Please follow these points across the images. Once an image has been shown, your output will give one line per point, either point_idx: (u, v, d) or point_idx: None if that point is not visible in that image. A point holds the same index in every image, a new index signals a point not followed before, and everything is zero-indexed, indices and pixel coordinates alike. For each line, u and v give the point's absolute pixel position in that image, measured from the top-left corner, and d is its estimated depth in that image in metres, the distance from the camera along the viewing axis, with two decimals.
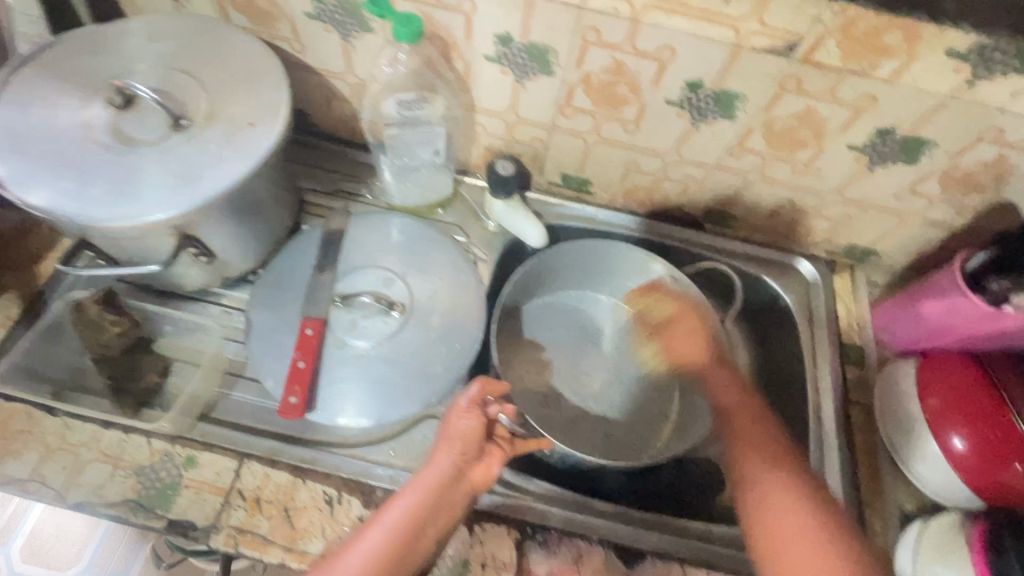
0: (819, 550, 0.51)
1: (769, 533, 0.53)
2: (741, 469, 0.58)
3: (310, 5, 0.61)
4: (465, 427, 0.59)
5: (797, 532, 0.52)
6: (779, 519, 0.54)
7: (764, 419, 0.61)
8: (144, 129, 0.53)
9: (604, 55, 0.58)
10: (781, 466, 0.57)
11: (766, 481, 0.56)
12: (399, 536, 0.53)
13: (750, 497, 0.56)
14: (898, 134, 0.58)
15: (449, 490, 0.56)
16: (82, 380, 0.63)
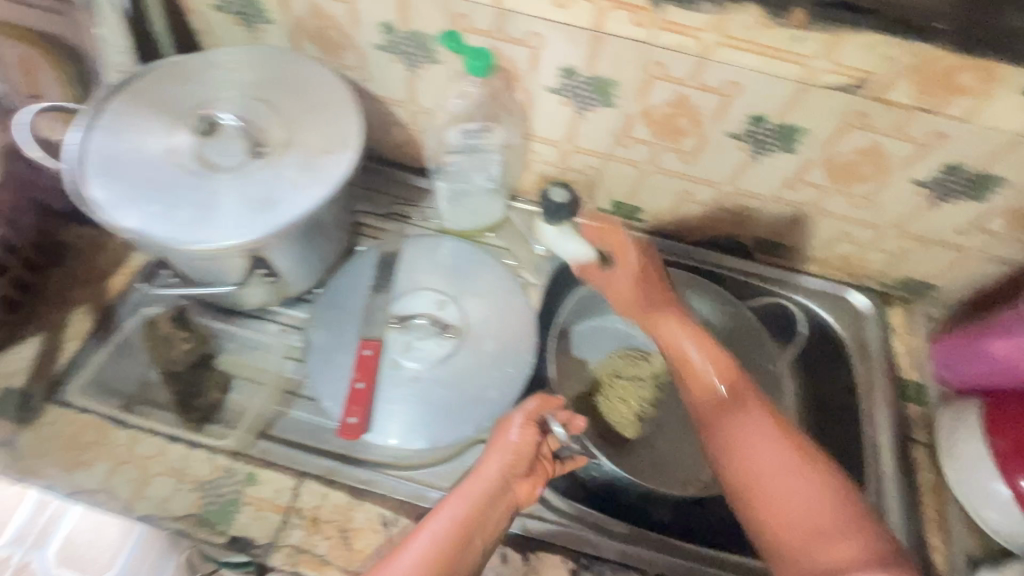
0: (794, 473, 0.52)
1: (753, 477, 0.53)
2: (710, 415, 0.58)
3: (381, 38, 0.64)
4: (522, 440, 0.57)
5: (777, 469, 0.52)
6: (757, 458, 0.53)
7: (711, 354, 0.62)
8: (225, 155, 0.55)
9: (668, 89, 0.59)
10: (743, 403, 0.57)
11: (733, 425, 0.56)
12: (446, 546, 0.48)
13: (724, 446, 0.56)
14: (966, 171, 0.58)
15: (495, 502, 0.53)
16: (148, 394, 0.65)
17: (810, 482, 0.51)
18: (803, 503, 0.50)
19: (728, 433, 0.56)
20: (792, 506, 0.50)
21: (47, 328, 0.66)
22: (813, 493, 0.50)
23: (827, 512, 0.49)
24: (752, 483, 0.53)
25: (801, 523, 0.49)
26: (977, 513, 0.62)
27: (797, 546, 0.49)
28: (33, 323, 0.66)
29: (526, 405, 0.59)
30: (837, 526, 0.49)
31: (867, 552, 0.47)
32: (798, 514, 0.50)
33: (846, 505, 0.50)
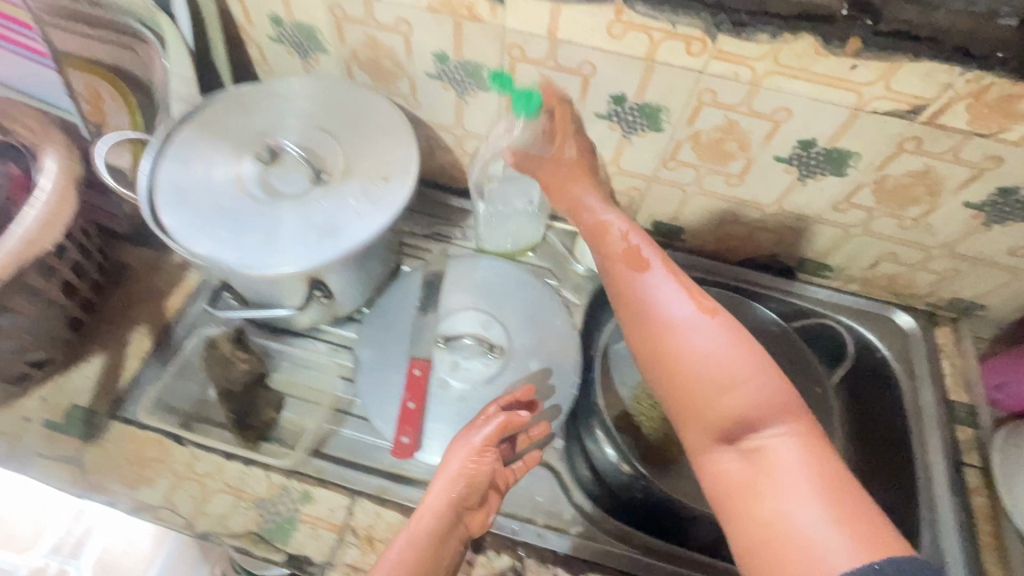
0: (712, 345, 0.45)
1: (661, 341, 0.47)
2: (619, 288, 0.51)
3: (433, 66, 0.66)
4: (478, 466, 0.55)
5: (690, 340, 0.45)
6: (661, 324, 0.47)
7: (632, 230, 0.54)
8: (288, 183, 0.58)
9: (717, 114, 0.60)
10: (658, 276, 0.50)
11: (635, 294, 0.50)
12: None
13: (635, 321, 0.49)
14: (1021, 194, 0.58)
15: (446, 538, 0.53)
16: (205, 411, 0.66)
17: (714, 337, 0.45)
18: (722, 369, 0.44)
19: (630, 302, 0.50)
20: (701, 366, 0.45)
21: (110, 347, 0.68)
22: (733, 361, 0.44)
23: (730, 360, 0.44)
24: (661, 350, 0.47)
25: (711, 382, 0.44)
26: None
27: (697, 402, 0.45)
28: (97, 342, 0.68)
29: (481, 432, 0.57)
30: (735, 382, 0.44)
31: (775, 401, 0.43)
32: (699, 369, 0.45)
33: (763, 355, 0.45)
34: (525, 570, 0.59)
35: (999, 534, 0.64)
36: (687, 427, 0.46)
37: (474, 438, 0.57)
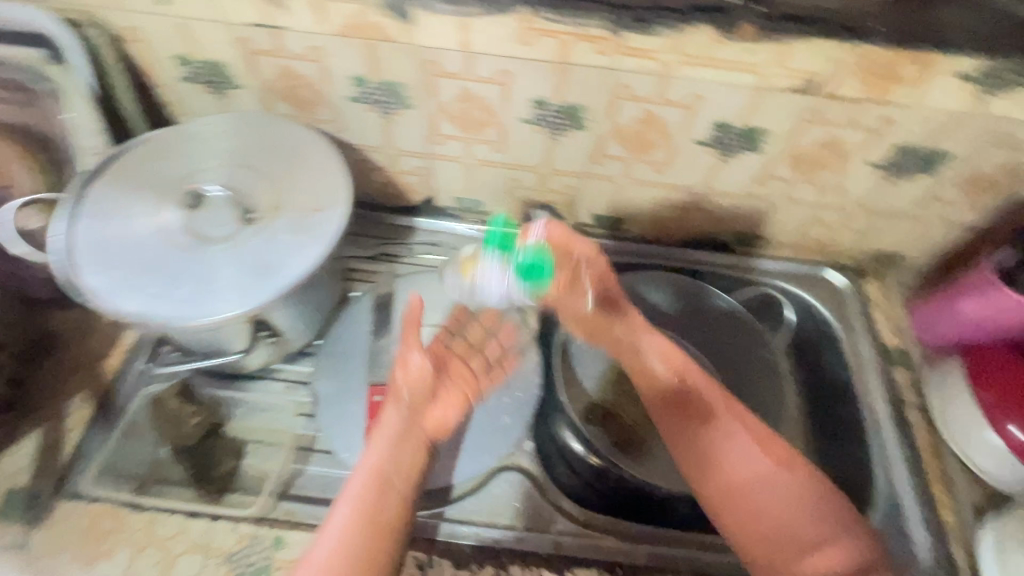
0: (780, 500, 0.57)
1: (735, 491, 0.58)
2: (702, 442, 0.60)
3: (353, 90, 0.65)
4: (415, 371, 0.60)
5: (756, 489, 0.57)
6: (734, 459, 0.59)
7: (694, 378, 0.63)
8: (217, 227, 0.56)
9: (636, 108, 0.62)
10: (727, 425, 0.60)
11: (699, 435, 0.61)
12: (368, 499, 0.54)
13: (706, 469, 0.60)
14: (917, 148, 0.62)
15: (402, 438, 0.58)
16: (162, 472, 0.64)
17: (783, 491, 0.57)
18: (785, 520, 0.56)
19: (698, 448, 0.60)
20: (759, 501, 0.57)
21: (47, 419, 0.64)
22: (797, 519, 0.56)
23: (795, 521, 0.56)
24: (734, 498, 0.58)
25: (768, 525, 0.56)
26: (978, 464, 0.66)
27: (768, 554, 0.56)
28: (32, 417, 0.64)
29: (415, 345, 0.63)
30: (796, 513, 0.56)
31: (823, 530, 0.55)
32: (770, 528, 0.56)
33: (806, 497, 0.57)
34: None
35: (945, 464, 0.69)
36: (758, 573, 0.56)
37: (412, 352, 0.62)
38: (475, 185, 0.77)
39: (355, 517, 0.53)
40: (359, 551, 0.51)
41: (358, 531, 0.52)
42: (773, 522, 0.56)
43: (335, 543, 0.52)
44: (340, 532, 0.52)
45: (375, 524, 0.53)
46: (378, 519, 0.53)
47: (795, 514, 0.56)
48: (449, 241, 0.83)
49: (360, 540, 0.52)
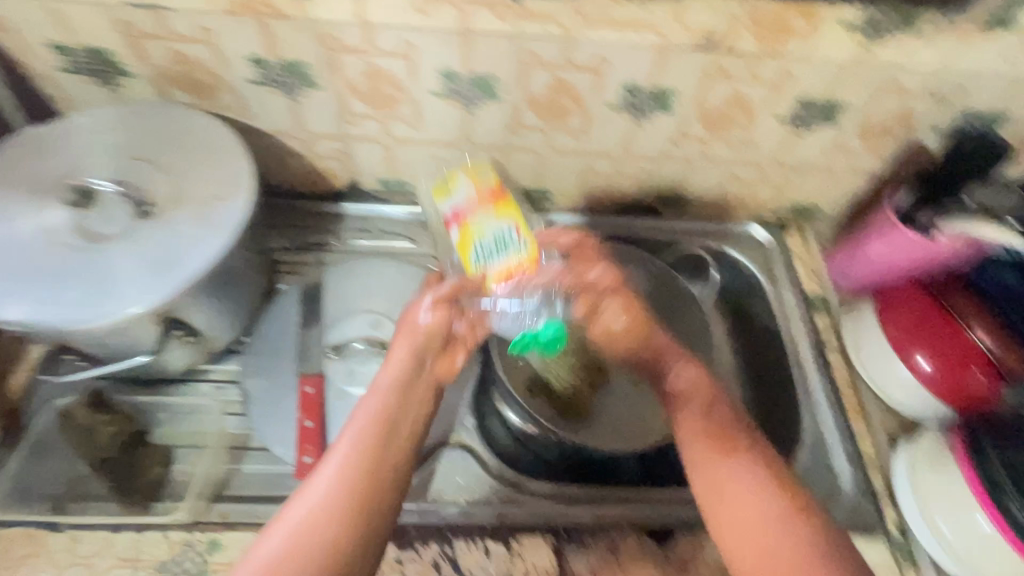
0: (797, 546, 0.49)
1: (745, 524, 0.51)
2: (714, 462, 0.55)
3: (253, 72, 0.62)
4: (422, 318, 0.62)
5: (769, 525, 0.50)
6: (737, 480, 0.53)
7: (720, 402, 0.59)
8: (110, 223, 0.53)
9: (545, 75, 0.62)
10: (745, 458, 0.55)
11: (715, 448, 0.55)
12: (367, 448, 0.53)
13: (715, 490, 0.54)
14: (816, 100, 0.65)
15: (405, 386, 0.58)
16: (81, 488, 0.60)
17: (803, 536, 0.49)
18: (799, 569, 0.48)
19: (702, 453, 0.56)
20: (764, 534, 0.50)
21: None
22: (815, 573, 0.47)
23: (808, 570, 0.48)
24: (741, 530, 0.51)
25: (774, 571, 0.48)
26: (890, 394, 0.72)
27: None
28: None
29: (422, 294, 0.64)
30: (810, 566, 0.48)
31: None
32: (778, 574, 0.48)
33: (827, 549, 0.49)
34: (455, 552, 0.59)
35: (863, 400, 0.74)
36: None
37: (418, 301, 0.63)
38: (398, 166, 0.76)
39: (352, 469, 0.51)
40: (352, 506, 0.49)
41: (353, 484, 0.50)
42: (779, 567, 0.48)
43: (325, 494, 0.49)
44: (334, 482, 0.50)
45: (372, 478, 0.51)
46: (378, 474, 0.52)
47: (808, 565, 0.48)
48: (378, 225, 0.81)
49: (347, 503, 0.49)
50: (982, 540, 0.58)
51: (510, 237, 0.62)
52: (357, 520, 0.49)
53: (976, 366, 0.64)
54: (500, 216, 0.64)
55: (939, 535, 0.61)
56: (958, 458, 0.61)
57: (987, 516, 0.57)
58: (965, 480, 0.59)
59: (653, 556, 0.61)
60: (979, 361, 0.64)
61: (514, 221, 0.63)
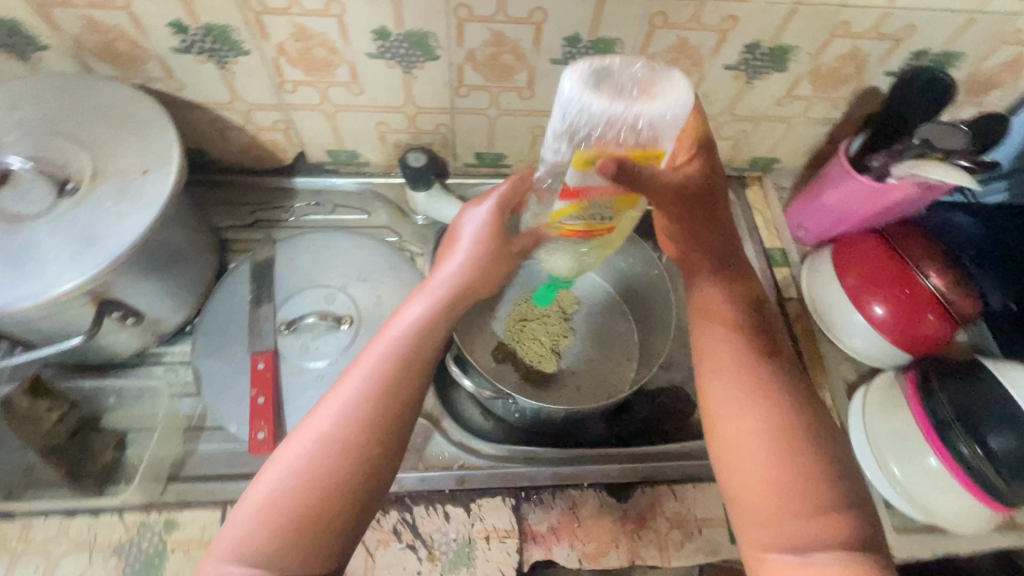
0: (811, 450, 0.49)
1: (775, 428, 0.50)
2: (747, 364, 0.53)
3: (175, 39, 0.59)
4: (473, 240, 0.60)
5: (792, 428, 0.50)
6: (740, 388, 0.52)
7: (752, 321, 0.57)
8: (27, 203, 0.50)
9: (481, 29, 0.59)
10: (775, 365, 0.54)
11: (724, 351, 0.55)
12: (399, 365, 0.50)
13: (750, 390, 0.52)
14: (764, 46, 0.63)
15: (444, 309, 0.55)
16: (32, 477, 0.57)
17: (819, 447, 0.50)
18: (812, 470, 0.48)
19: (710, 356, 0.55)
20: (751, 440, 0.50)
21: None
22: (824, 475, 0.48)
23: (815, 471, 0.48)
24: (771, 432, 0.50)
25: (792, 469, 0.48)
26: (847, 344, 0.73)
27: (778, 494, 0.48)
28: None
29: (471, 214, 0.62)
30: (788, 487, 0.48)
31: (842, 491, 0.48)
32: (790, 472, 0.48)
33: (834, 455, 0.50)
34: (415, 519, 0.60)
35: (820, 349, 0.75)
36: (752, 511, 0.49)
37: (467, 221, 0.62)
38: (344, 135, 0.73)
39: (378, 388, 0.48)
40: (374, 425, 0.47)
41: (378, 404, 0.48)
42: (754, 474, 0.49)
43: (348, 410, 0.47)
44: (355, 400, 0.48)
45: (399, 401, 0.48)
46: (403, 398, 0.49)
47: (779, 484, 0.48)
48: (331, 198, 0.80)
49: (370, 425, 0.47)
50: (929, 477, 0.62)
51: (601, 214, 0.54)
52: (380, 442, 0.46)
53: (929, 311, 0.66)
54: (614, 208, 0.52)
55: (889, 477, 0.65)
56: (910, 399, 0.64)
57: (936, 456, 0.61)
58: (918, 425, 0.62)
59: (612, 511, 0.62)
60: (932, 305, 0.65)
61: (624, 211, 0.53)
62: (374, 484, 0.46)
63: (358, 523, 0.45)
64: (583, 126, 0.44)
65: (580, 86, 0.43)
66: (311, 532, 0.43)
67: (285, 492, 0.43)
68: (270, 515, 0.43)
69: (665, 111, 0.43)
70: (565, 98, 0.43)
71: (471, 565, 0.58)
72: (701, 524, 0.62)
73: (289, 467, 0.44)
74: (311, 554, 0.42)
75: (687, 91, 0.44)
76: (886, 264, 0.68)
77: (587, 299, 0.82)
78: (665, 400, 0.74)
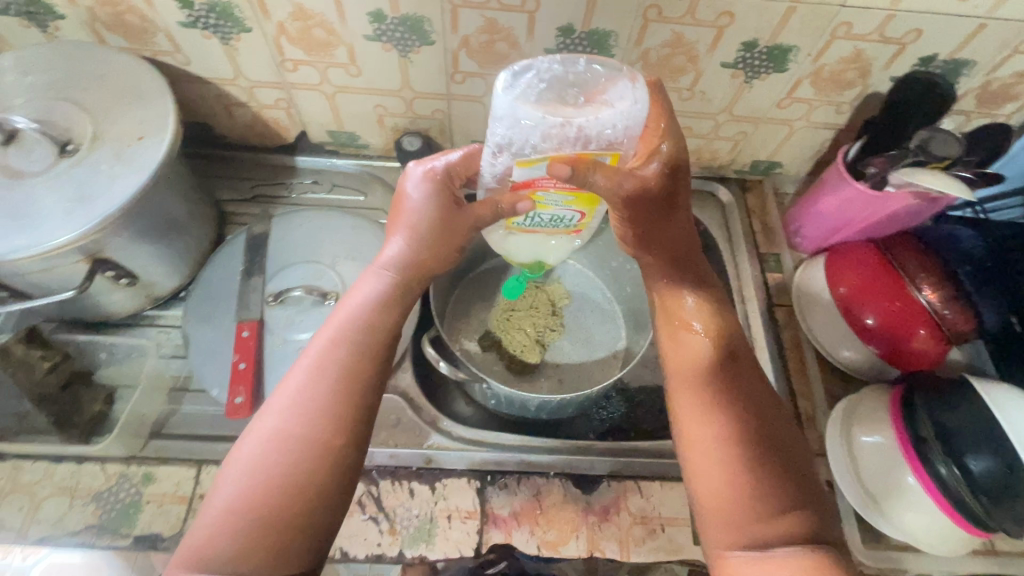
0: (761, 458, 0.48)
1: (719, 441, 0.49)
2: (693, 377, 0.53)
3: (181, 14, 0.61)
4: (421, 214, 0.57)
5: (738, 437, 0.49)
6: (697, 404, 0.52)
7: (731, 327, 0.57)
8: (31, 161, 0.54)
9: (475, 16, 0.60)
10: (735, 370, 0.53)
11: (704, 359, 0.54)
12: (345, 354, 0.51)
13: (698, 406, 0.51)
14: (762, 45, 0.62)
15: (397, 300, 0.56)
16: (26, 423, 0.63)
17: (766, 455, 0.48)
18: (762, 479, 0.47)
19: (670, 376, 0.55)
20: (706, 460, 0.49)
21: None
22: (777, 484, 0.47)
23: (768, 482, 0.47)
24: (715, 446, 0.49)
25: (741, 480, 0.48)
26: (836, 356, 0.71)
27: (732, 508, 0.47)
28: None
29: (417, 179, 0.58)
30: (745, 499, 0.47)
31: (797, 501, 0.47)
32: (742, 484, 0.47)
33: (783, 462, 0.49)
34: (381, 493, 0.62)
35: (806, 358, 0.73)
36: (711, 529, 0.48)
37: (412, 189, 0.58)
38: (343, 116, 0.75)
39: (325, 381, 0.49)
40: (324, 416, 0.48)
41: (330, 401, 0.49)
42: (709, 495, 0.48)
43: (295, 406, 0.48)
44: (303, 397, 0.49)
45: (350, 392, 0.49)
46: (356, 392, 0.50)
47: (732, 504, 0.47)
48: (331, 177, 0.82)
49: (322, 422, 0.48)
50: (904, 496, 0.60)
51: (567, 218, 0.57)
52: (333, 438, 0.47)
53: (922, 327, 0.63)
54: (572, 206, 0.54)
55: (863, 493, 0.63)
56: (892, 415, 0.62)
57: (913, 474, 0.59)
58: (897, 443, 0.60)
59: (575, 502, 0.63)
60: (925, 320, 0.63)
61: (584, 210, 0.55)
62: (326, 469, 0.46)
63: (321, 511, 0.46)
64: (522, 137, 0.48)
65: (514, 101, 0.48)
66: (268, 532, 0.44)
67: (241, 496, 0.45)
68: (227, 519, 0.44)
69: (604, 124, 0.48)
70: (500, 111, 0.48)
71: (431, 542, 0.60)
72: (665, 522, 0.62)
73: (243, 473, 0.46)
74: (279, 548, 0.44)
75: (631, 106, 0.49)
76: (880, 274, 0.66)
77: (577, 292, 0.81)
78: (645, 399, 0.74)
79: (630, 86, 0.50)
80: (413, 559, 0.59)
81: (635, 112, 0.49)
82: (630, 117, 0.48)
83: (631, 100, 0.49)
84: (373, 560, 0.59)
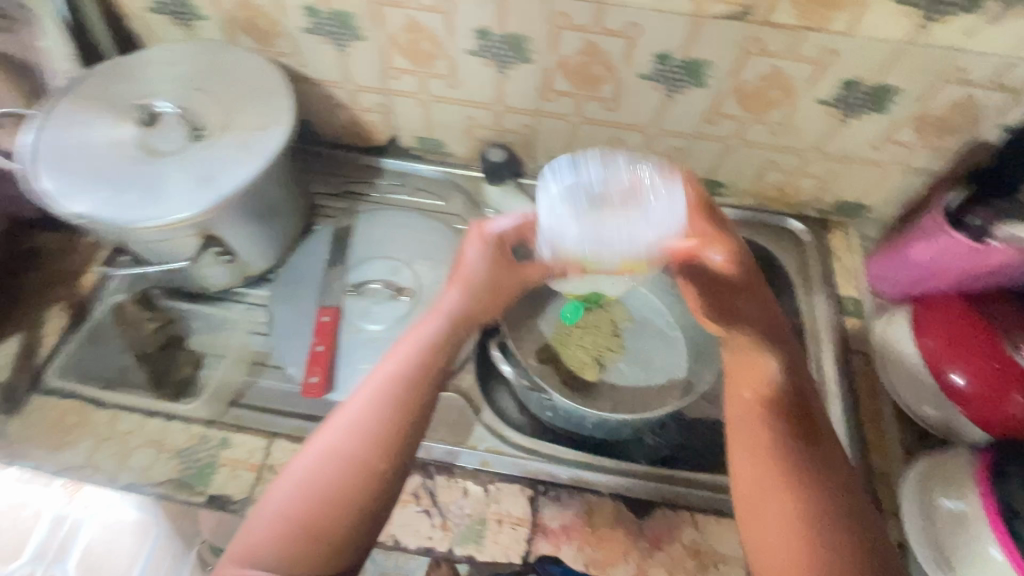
0: (817, 540, 0.46)
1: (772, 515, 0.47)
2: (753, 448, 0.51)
3: (307, 22, 0.67)
4: (478, 270, 0.59)
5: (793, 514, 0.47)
6: (752, 466, 0.50)
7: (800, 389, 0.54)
8: (168, 142, 0.60)
9: (576, 38, 0.63)
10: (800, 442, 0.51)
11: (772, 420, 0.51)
12: (402, 382, 0.52)
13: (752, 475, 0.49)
14: (863, 84, 0.62)
15: (456, 333, 0.57)
16: (125, 376, 0.70)
17: (823, 537, 0.46)
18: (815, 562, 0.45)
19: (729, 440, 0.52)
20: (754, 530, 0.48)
21: (28, 326, 0.71)
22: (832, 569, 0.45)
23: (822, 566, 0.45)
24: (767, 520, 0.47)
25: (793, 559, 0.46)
26: (918, 412, 0.67)
27: None
28: (15, 323, 0.71)
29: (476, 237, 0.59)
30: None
31: None
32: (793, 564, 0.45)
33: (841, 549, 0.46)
34: (435, 487, 0.63)
35: (882, 410, 0.70)
36: None
37: (470, 247, 0.59)
38: (434, 124, 0.79)
39: (380, 407, 0.51)
40: (377, 440, 0.49)
41: (384, 426, 0.50)
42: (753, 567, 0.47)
43: (350, 428, 0.50)
44: (358, 419, 0.50)
45: (404, 419, 0.51)
46: (410, 419, 0.51)
47: None
48: (415, 181, 0.85)
49: (373, 445, 0.49)
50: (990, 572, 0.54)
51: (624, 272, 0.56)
52: (383, 462, 0.49)
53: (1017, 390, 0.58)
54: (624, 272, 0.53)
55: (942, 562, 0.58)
56: (978, 484, 0.57)
57: (1000, 549, 0.53)
58: (984, 515, 0.55)
59: (626, 524, 0.62)
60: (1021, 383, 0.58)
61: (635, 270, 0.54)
62: (374, 492, 0.48)
63: (365, 530, 0.47)
64: (562, 245, 0.51)
65: (555, 206, 0.51)
66: (316, 544, 0.46)
67: (294, 504, 0.47)
68: (280, 525, 0.46)
69: (639, 238, 0.50)
70: (542, 217, 0.52)
71: (480, 543, 0.60)
72: (718, 559, 0.60)
73: (296, 484, 0.48)
74: (323, 559, 0.46)
75: (667, 220, 0.50)
76: (970, 329, 0.62)
77: (641, 316, 0.80)
78: (704, 432, 0.72)
79: (671, 196, 0.52)
80: (461, 558, 0.60)
81: (670, 227, 0.50)
82: (666, 232, 0.50)
83: (668, 214, 0.51)
84: (423, 552, 0.60)
